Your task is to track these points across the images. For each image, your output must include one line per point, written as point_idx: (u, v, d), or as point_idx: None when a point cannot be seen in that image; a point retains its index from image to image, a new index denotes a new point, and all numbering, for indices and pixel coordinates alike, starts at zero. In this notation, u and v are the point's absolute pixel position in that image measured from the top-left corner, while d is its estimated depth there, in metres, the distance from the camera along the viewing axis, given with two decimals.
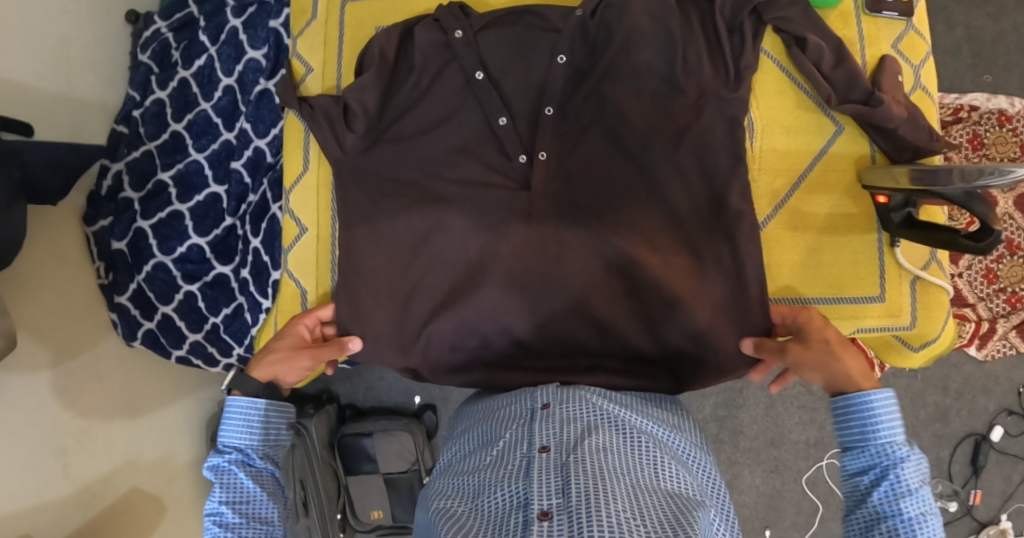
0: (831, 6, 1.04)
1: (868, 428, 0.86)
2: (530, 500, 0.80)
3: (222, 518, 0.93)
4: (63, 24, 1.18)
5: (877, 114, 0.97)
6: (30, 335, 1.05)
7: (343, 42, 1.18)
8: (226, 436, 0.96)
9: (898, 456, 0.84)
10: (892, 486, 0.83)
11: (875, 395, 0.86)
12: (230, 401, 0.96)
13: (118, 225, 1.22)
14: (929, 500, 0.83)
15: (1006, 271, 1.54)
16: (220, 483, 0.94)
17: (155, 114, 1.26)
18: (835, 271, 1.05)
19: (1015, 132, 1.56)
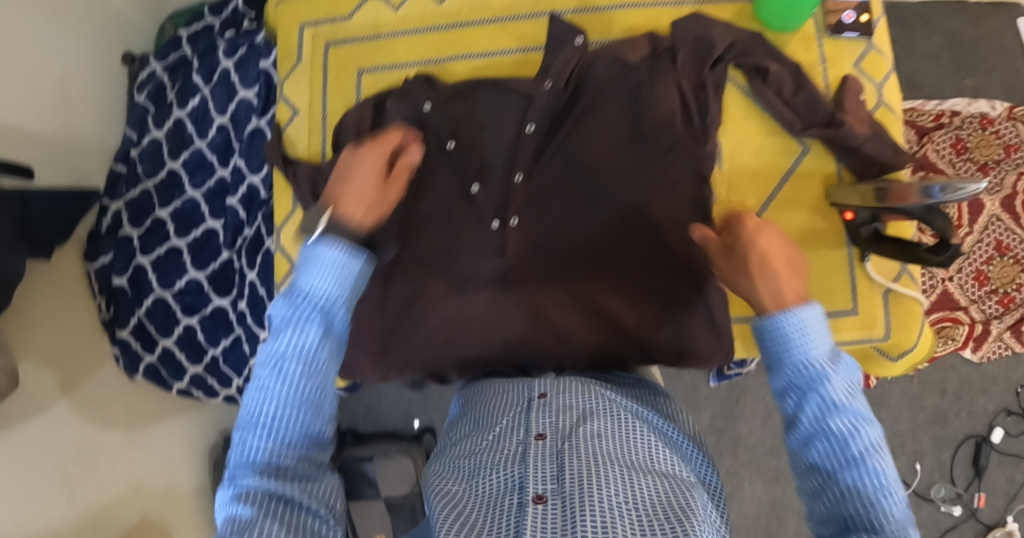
0: (793, 31, 1.06)
1: (786, 348, 0.74)
2: (525, 484, 0.80)
3: (286, 381, 0.71)
4: (61, 67, 1.23)
5: (840, 135, 0.99)
6: (32, 372, 1.08)
7: (326, 80, 1.18)
8: (309, 281, 0.75)
9: (817, 373, 0.72)
10: (817, 405, 0.72)
11: (792, 315, 0.74)
12: (334, 249, 0.76)
13: (118, 260, 1.26)
14: (861, 410, 0.71)
15: (996, 272, 1.56)
16: (291, 333, 0.73)
17: (151, 153, 1.30)
18: (808, 286, 1.07)
19: (997, 135, 1.58)
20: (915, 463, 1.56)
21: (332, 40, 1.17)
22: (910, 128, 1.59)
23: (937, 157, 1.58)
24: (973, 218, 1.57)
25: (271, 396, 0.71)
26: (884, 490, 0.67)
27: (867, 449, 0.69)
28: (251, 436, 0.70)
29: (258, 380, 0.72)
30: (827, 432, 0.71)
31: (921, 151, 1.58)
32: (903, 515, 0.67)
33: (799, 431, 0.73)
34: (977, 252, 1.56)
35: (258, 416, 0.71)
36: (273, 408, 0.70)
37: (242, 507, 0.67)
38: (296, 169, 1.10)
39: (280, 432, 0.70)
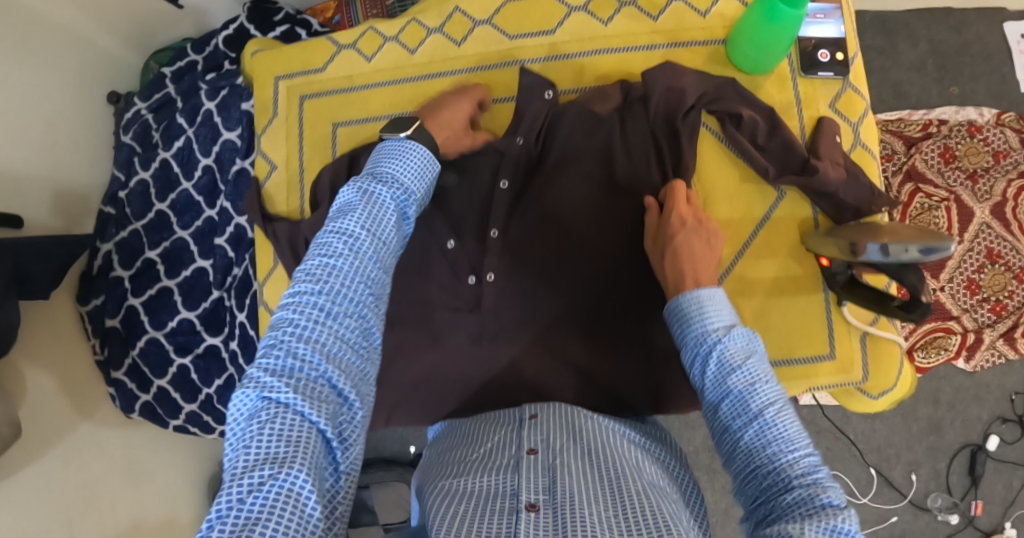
0: (767, 73, 1.05)
1: (689, 326, 0.80)
2: (518, 492, 0.77)
3: (350, 231, 0.75)
4: (49, 110, 1.21)
5: (814, 182, 0.97)
6: (29, 420, 1.09)
7: (302, 138, 1.17)
8: (395, 170, 0.83)
9: (712, 341, 0.77)
10: (716, 369, 0.76)
11: (691, 293, 0.81)
12: (420, 150, 0.86)
13: (110, 302, 1.27)
14: (757, 371, 0.74)
15: (987, 280, 1.56)
16: (368, 213, 0.77)
17: (139, 194, 1.30)
18: (784, 333, 1.03)
19: (986, 142, 1.57)
20: (910, 474, 1.56)
21: (307, 93, 1.17)
22: (897, 139, 1.59)
23: (926, 167, 1.57)
24: (963, 228, 1.56)
25: (339, 261, 0.72)
26: (787, 440, 0.69)
27: (766, 401, 0.72)
28: (309, 297, 0.70)
29: (321, 253, 0.73)
30: (729, 392, 0.74)
31: (909, 161, 1.58)
32: (810, 462, 0.68)
33: (708, 398, 0.76)
34: (969, 260, 1.56)
35: (315, 287, 0.70)
36: (337, 281, 0.71)
37: (283, 383, 0.65)
38: (274, 227, 1.11)
39: (343, 305, 0.71)
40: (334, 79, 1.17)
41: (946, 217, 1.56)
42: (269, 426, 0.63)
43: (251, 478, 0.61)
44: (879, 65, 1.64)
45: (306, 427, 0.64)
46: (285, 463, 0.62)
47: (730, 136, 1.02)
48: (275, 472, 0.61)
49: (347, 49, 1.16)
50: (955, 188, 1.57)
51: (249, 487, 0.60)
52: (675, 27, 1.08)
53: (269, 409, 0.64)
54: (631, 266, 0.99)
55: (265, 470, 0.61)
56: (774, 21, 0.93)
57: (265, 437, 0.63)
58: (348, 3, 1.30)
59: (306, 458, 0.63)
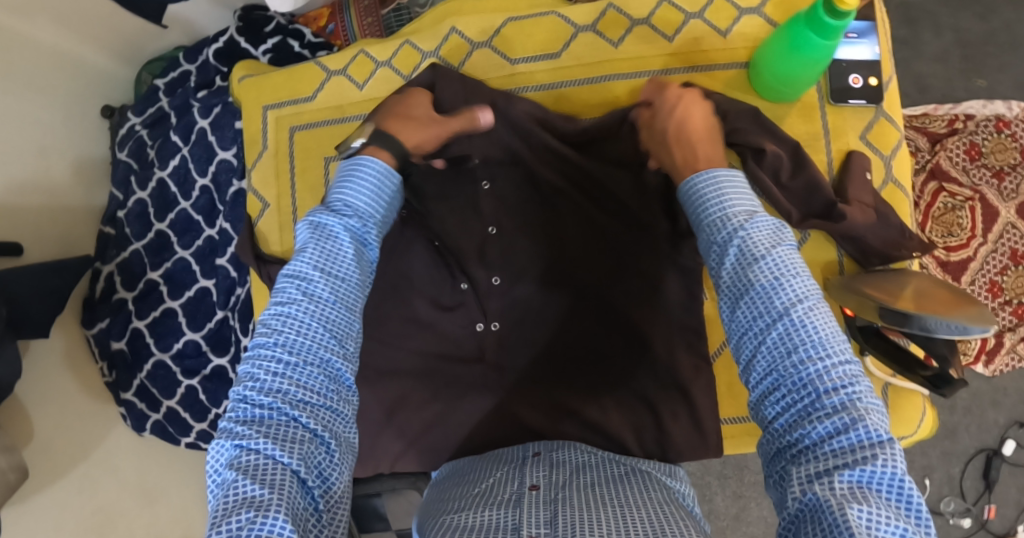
0: (791, 102, 1.00)
1: (706, 211, 0.74)
2: (519, 527, 0.72)
3: (309, 279, 0.71)
4: (40, 134, 1.18)
5: (840, 228, 0.93)
6: (38, 452, 1.09)
7: (293, 175, 1.12)
8: (347, 195, 0.78)
9: (733, 229, 0.70)
10: (738, 257, 0.68)
11: (709, 175, 0.75)
12: (376, 172, 0.81)
13: (114, 326, 1.26)
14: (787, 259, 0.66)
15: (1011, 282, 1.51)
16: (321, 248, 0.73)
17: (138, 214, 1.28)
18: None
19: (1013, 138, 1.50)
20: (924, 478, 1.55)
21: (297, 125, 1.12)
22: (921, 136, 1.52)
23: (951, 165, 1.51)
24: (987, 228, 1.51)
25: (296, 307, 0.69)
26: (819, 343, 0.61)
27: (794, 297, 0.63)
28: (267, 349, 0.67)
29: (280, 299, 0.70)
30: (753, 285, 0.65)
31: (933, 159, 1.51)
32: (845, 373, 0.60)
33: (723, 290, 0.69)
34: (991, 262, 1.51)
35: (276, 334, 0.68)
36: (294, 330, 0.68)
37: (254, 433, 0.63)
38: (270, 271, 1.06)
39: (303, 352, 0.67)
40: (325, 108, 1.12)
41: (971, 217, 1.50)
42: (242, 474, 0.61)
43: (230, 524, 0.57)
44: (902, 57, 1.57)
45: (280, 472, 0.62)
46: (261, 509, 0.58)
47: (751, 173, 0.94)
48: (253, 518, 0.58)
49: (337, 76, 1.12)
50: (980, 187, 1.50)
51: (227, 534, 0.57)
52: (691, 49, 1.03)
53: (243, 457, 0.62)
54: (639, 305, 0.96)
55: (245, 515, 0.58)
56: (806, 53, 0.87)
57: (241, 484, 0.60)
58: (342, 11, 1.24)
59: (281, 504, 0.60)
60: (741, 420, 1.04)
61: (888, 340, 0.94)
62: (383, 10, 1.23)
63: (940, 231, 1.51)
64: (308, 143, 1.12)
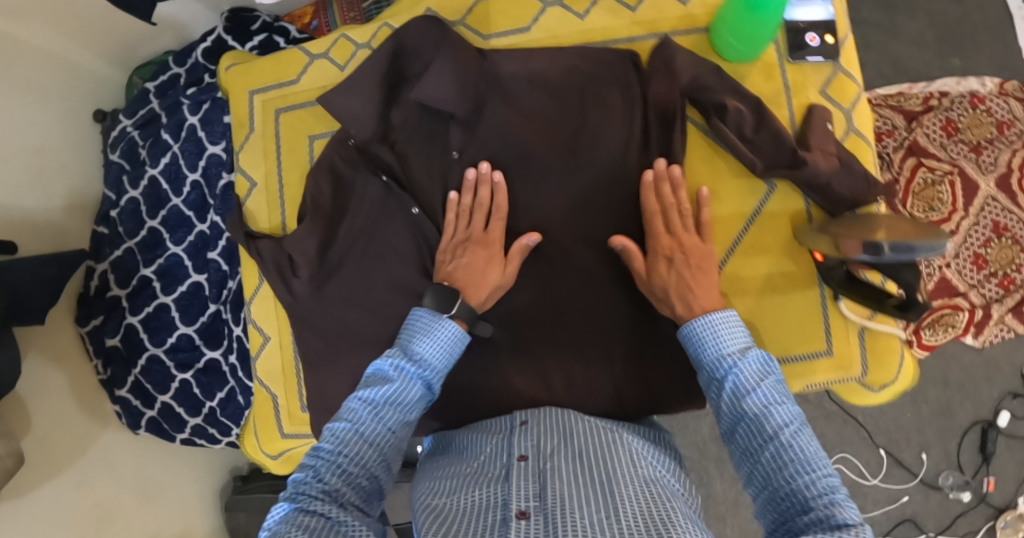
0: (752, 61, 1.03)
1: (704, 354, 0.84)
2: (508, 501, 0.73)
3: (377, 407, 0.80)
4: (34, 137, 1.20)
5: (803, 175, 0.95)
6: (34, 448, 1.09)
7: (280, 154, 1.15)
8: (420, 349, 0.85)
9: (727, 366, 0.81)
10: (732, 390, 0.79)
11: (705, 318, 0.85)
12: (453, 333, 0.87)
13: (109, 322, 1.27)
14: (772, 391, 0.77)
15: (995, 254, 1.52)
16: (396, 385, 0.82)
17: (131, 212, 1.30)
18: (780, 332, 1.02)
19: (988, 113, 1.53)
20: (921, 454, 1.55)
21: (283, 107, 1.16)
22: (898, 114, 1.54)
23: (929, 141, 1.53)
24: (968, 203, 1.53)
25: (360, 425, 0.78)
26: (804, 461, 0.71)
27: (781, 423, 0.74)
28: (330, 450, 0.76)
29: (348, 415, 0.79)
30: (745, 416, 0.76)
31: (910, 136, 1.53)
32: (828, 484, 0.69)
33: (725, 422, 0.79)
34: (974, 235, 1.53)
35: (341, 447, 0.76)
36: (354, 440, 0.77)
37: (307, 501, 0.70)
38: (258, 245, 1.06)
39: (359, 459, 0.76)
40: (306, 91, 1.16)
41: (950, 192, 1.53)
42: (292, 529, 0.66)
43: None
44: (877, 39, 1.60)
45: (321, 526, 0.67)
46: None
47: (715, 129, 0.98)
48: None
49: (321, 59, 1.15)
50: (958, 161, 1.53)
51: None
52: (654, 17, 1.06)
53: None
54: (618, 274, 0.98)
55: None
56: (760, 10, 0.92)
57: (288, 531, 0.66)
58: (326, 9, 1.29)
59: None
60: None
61: (859, 281, 0.95)
62: (365, 4, 1.28)
63: (920, 207, 1.53)
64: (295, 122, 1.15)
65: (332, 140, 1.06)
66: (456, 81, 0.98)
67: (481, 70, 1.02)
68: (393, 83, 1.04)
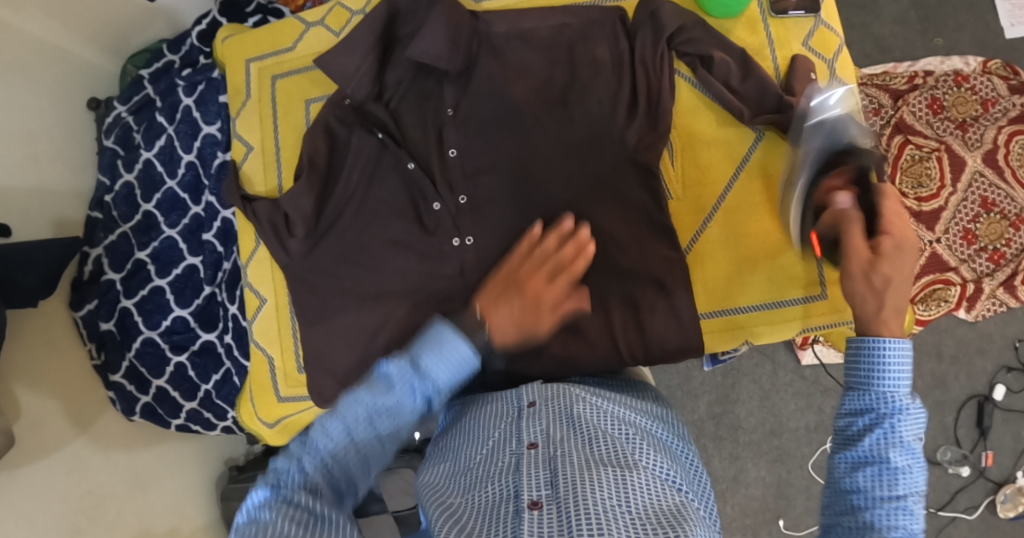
0: (736, 17, 1.09)
1: (872, 377, 0.74)
2: (519, 491, 0.71)
3: (368, 416, 0.69)
4: (28, 122, 1.19)
5: (792, 118, 1.02)
6: (26, 431, 1.07)
7: (277, 119, 1.17)
8: (428, 365, 0.71)
9: (897, 408, 0.72)
10: (882, 436, 0.71)
11: (892, 343, 0.74)
12: (467, 345, 0.73)
13: (103, 306, 1.26)
14: (917, 453, 0.71)
15: (984, 229, 1.54)
16: (391, 401, 0.70)
17: (125, 197, 1.30)
18: (773, 275, 1.06)
19: (972, 91, 1.56)
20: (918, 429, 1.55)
21: (280, 74, 1.18)
22: (883, 93, 1.57)
23: (915, 119, 1.56)
24: (957, 178, 1.55)
25: (349, 433, 0.69)
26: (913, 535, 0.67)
27: (909, 492, 0.69)
28: (310, 451, 0.68)
29: (338, 414, 0.70)
30: (879, 465, 0.70)
31: (897, 113, 1.56)
32: None
33: (843, 459, 0.73)
34: (964, 210, 1.54)
35: (323, 454, 0.68)
36: (341, 451, 0.69)
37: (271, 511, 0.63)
38: (255, 205, 1.08)
39: (339, 466, 0.69)
40: (303, 57, 1.20)
41: (938, 168, 1.54)
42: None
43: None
44: (862, 21, 1.64)
45: None
46: None
47: (705, 79, 1.06)
48: None
49: (315, 27, 1.21)
50: (945, 138, 1.55)
51: None
52: None
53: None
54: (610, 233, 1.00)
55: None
56: None
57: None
58: None
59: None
60: (728, 326, 1.06)
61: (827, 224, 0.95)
62: None
63: (909, 182, 1.54)
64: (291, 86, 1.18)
65: (329, 101, 1.09)
66: (448, 39, 1.01)
67: (472, 28, 1.05)
68: (385, 51, 1.06)
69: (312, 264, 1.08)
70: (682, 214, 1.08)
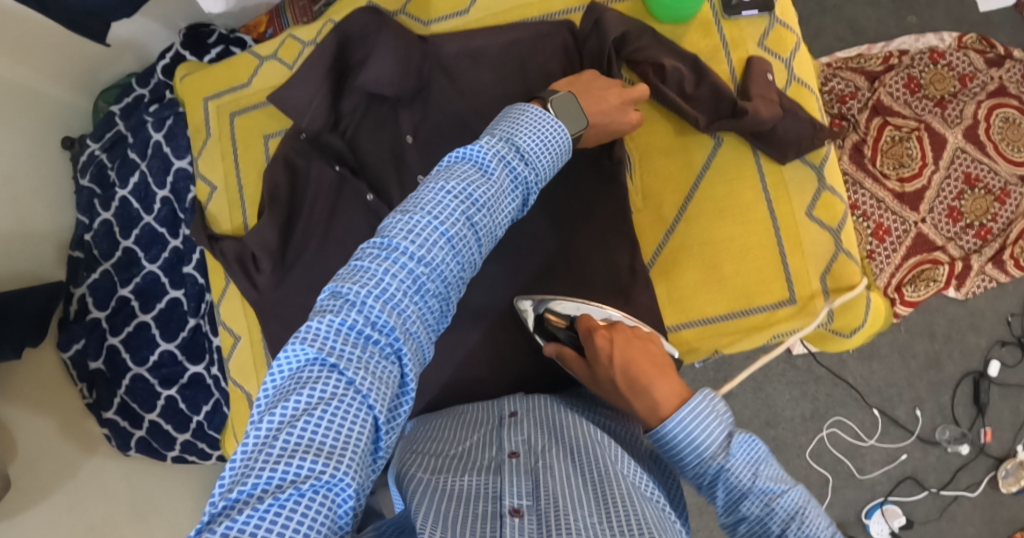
0: (689, 20, 1.10)
1: (681, 457, 0.72)
2: (501, 497, 0.70)
3: (472, 202, 0.71)
4: (4, 166, 1.18)
5: (746, 122, 1.01)
6: (25, 472, 1.06)
7: (238, 157, 1.26)
8: (530, 146, 0.78)
9: (716, 470, 0.69)
10: (727, 497, 0.69)
11: (668, 422, 0.71)
12: (563, 135, 0.81)
13: (90, 345, 1.26)
14: (770, 486, 0.67)
15: (969, 206, 1.54)
16: (493, 190, 0.73)
17: (105, 235, 1.30)
18: (741, 282, 1.09)
19: (949, 67, 1.55)
20: (915, 411, 1.54)
21: (237, 112, 1.27)
22: (859, 75, 1.56)
23: (892, 100, 1.55)
24: (939, 155, 1.54)
25: (450, 231, 0.69)
26: None
27: (785, 519, 0.66)
28: (394, 254, 0.66)
29: (430, 210, 0.69)
30: (744, 512, 0.68)
31: (874, 95, 1.55)
32: None
33: (720, 512, 0.71)
34: (947, 189, 1.54)
35: (415, 247, 0.66)
36: (438, 254, 0.68)
37: (355, 317, 0.62)
38: (222, 246, 1.09)
39: (435, 280, 0.68)
40: (257, 92, 1.27)
41: (919, 147, 1.53)
42: (303, 384, 0.58)
43: (294, 402, 0.57)
44: (832, 4, 1.62)
45: (362, 406, 0.59)
46: (329, 455, 0.55)
47: (657, 89, 1.05)
48: (314, 459, 0.55)
49: (269, 61, 1.26)
50: (924, 116, 1.54)
51: (286, 475, 0.54)
52: None
53: (311, 371, 0.59)
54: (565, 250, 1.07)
55: (309, 463, 0.55)
56: None
57: (324, 380, 0.59)
58: (280, 16, 1.31)
59: (355, 459, 0.56)
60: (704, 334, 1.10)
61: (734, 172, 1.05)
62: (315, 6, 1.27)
63: (889, 164, 1.53)
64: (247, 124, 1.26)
65: (285, 136, 1.09)
66: (397, 64, 1.02)
67: (421, 52, 1.06)
68: (341, 75, 1.06)
69: (291, 292, 1.08)
70: (645, 226, 1.12)
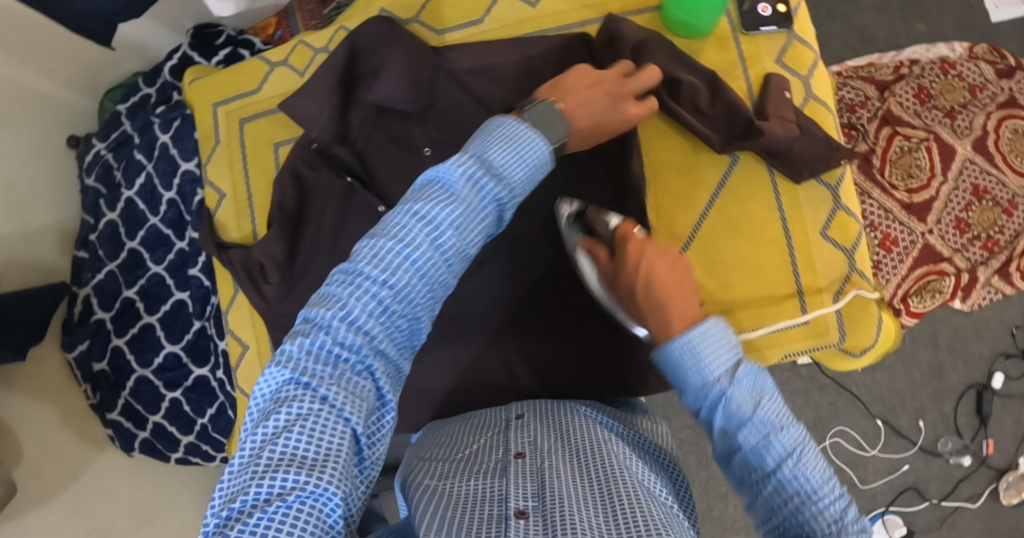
0: (705, 36, 1.10)
1: (684, 380, 0.70)
2: (505, 498, 0.70)
3: (438, 222, 0.67)
4: (8, 170, 1.18)
5: (762, 142, 1.02)
6: (26, 477, 1.07)
7: (246, 164, 1.25)
8: (502, 160, 0.73)
9: (717, 394, 0.68)
10: (726, 420, 0.68)
11: (682, 337, 0.70)
12: (540, 145, 0.76)
13: (94, 346, 1.26)
14: (769, 417, 0.66)
15: (977, 218, 1.53)
16: (460, 208, 0.68)
17: (110, 235, 1.30)
18: (754, 300, 1.09)
19: (959, 78, 1.54)
20: (918, 421, 1.55)
21: (246, 118, 1.26)
22: (870, 85, 1.55)
23: (903, 110, 1.54)
24: (947, 167, 1.53)
25: (415, 254, 0.66)
26: (813, 494, 0.63)
27: (783, 454, 0.65)
28: (358, 281, 0.63)
29: (395, 232, 0.66)
30: (740, 444, 0.67)
31: (884, 105, 1.54)
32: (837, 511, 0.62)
33: (716, 442, 0.70)
34: (955, 200, 1.53)
35: (381, 273, 0.64)
36: (405, 276, 0.65)
37: (320, 346, 0.60)
38: (229, 254, 1.09)
39: (403, 303, 0.65)
40: (268, 99, 1.26)
41: (928, 157, 1.53)
42: (279, 406, 0.58)
43: (272, 425, 0.57)
44: (842, 10, 1.61)
45: (340, 425, 0.58)
46: (315, 469, 0.55)
47: (672, 109, 1.05)
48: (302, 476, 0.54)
49: (280, 66, 1.25)
50: (934, 127, 1.53)
51: (271, 489, 0.54)
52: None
53: (287, 391, 0.59)
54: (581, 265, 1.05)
55: (292, 476, 0.54)
56: None
57: (294, 403, 0.58)
58: (288, 18, 1.31)
59: (337, 469, 0.56)
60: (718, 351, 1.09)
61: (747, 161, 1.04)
62: (326, 11, 1.29)
63: (898, 174, 1.53)
64: (256, 131, 1.25)
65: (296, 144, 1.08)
66: (409, 79, 1.02)
67: (434, 60, 1.05)
68: (350, 83, 1.06)
69: (298, 298, 1.08)
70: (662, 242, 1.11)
